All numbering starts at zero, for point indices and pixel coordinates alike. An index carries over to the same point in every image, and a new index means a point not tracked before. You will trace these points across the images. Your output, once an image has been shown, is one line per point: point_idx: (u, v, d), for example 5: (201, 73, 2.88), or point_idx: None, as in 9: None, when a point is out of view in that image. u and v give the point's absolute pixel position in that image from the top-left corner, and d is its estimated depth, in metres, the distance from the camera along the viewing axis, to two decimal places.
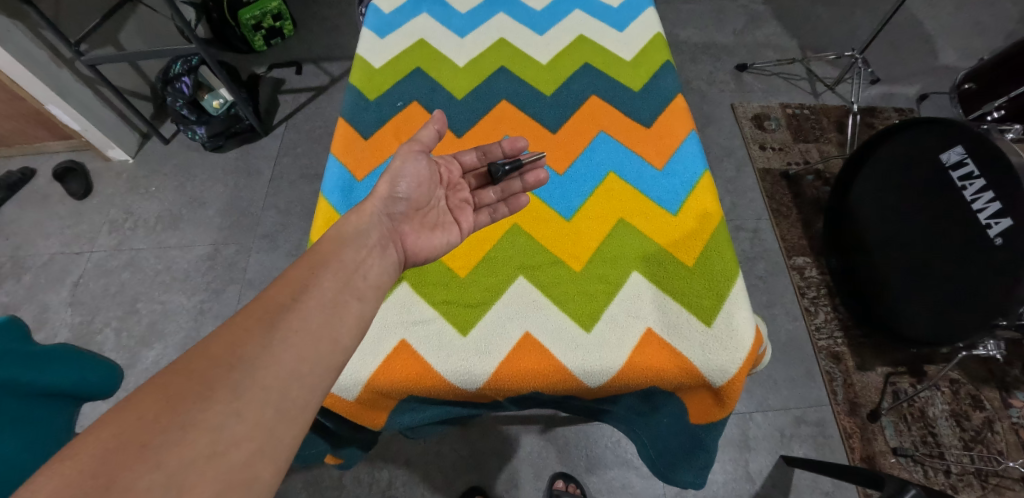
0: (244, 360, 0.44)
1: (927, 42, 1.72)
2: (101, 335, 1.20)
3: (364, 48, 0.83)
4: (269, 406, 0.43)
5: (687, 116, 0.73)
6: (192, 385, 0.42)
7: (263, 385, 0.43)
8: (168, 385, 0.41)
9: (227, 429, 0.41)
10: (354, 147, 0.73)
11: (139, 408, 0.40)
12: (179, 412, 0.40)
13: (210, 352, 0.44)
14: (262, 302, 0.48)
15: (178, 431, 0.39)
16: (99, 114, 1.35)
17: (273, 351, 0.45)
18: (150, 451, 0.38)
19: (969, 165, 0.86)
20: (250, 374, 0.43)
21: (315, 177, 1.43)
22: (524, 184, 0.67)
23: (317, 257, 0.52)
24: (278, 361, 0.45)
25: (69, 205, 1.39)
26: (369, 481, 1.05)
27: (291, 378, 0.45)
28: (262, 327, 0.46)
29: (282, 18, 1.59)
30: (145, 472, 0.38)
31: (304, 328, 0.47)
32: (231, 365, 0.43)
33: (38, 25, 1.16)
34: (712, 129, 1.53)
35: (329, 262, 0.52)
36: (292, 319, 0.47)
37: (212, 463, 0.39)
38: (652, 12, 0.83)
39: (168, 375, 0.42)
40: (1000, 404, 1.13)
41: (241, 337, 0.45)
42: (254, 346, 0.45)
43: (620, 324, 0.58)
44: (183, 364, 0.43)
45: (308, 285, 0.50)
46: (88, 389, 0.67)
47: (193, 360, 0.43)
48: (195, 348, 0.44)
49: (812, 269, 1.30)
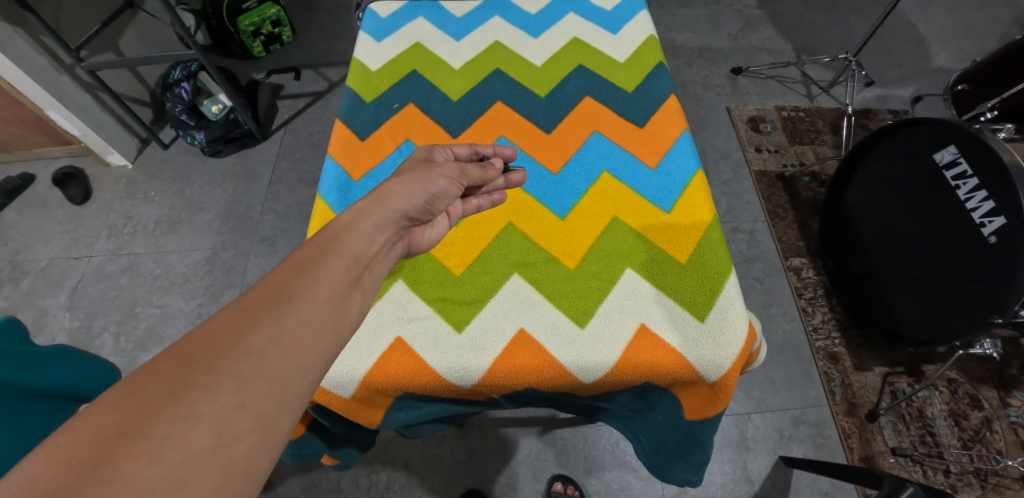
0: (249, 348, 0.38)
1: (920, 45, 1.73)
2: (100, 339, 1.20)
3: (360, 51, 0.84)
4: (273, 397, 0.37)
5: (680, 116, 0.74)
6: (195, 372, 0.36)
7: (270, 374, 0.37)
8: (171, 369, 0.36)
9: (230, 422, 0.35)
10: (351, 149, 0.74)
11: (139, 394, 0.35)
12: (181, 401, 0.35)
13: (213, 336, 0.38)
14: (269, 284, 0.42)
15: (180, 422, 0.34)
16: (98, 120, 1.36)
17: (281, 345, 0.39)
18: (150, 443, 0.33)
19: (962, 164, 0.86)
20: (258, 363, 0.37)
21: (314, 182, 1.44)
22: (506, 182, 0.65)
23: (324, 240, 0.46)
24: (287, 351, 0.39)
25: (68, 210, 1.39)
26: (367, 485, 1.05)
27: (297, 370, 0.39)
28: (266, 313, 0.40)
29: (281, 24, 1.61)
30: (145, 466, 0.33)
31: (313, 317, 0.41)
32: (237, 352, 0.37)
33: (38, 32, 1.17)
34: (708, 131, 1.54)
35: (337, 243, 0.46)
36: (299, 307, 0.41)
37: (215, 456, 0.34)
38: (645, 15, 0.84)
39: (171, 357, 0.36)
40: (999, 403, 1.13)
41: (247, 324, 0.39)
42: (259, 337, 0.38)
43: (614, 321, 0.59)
44: (189, 344, 0.37)
45: (313, 268, 0.44)
46: (82, 389, 0.68)
47: (198, 339, 0.37)
48: (198, 326, 0.38)
49: (808, 270, 1.30)
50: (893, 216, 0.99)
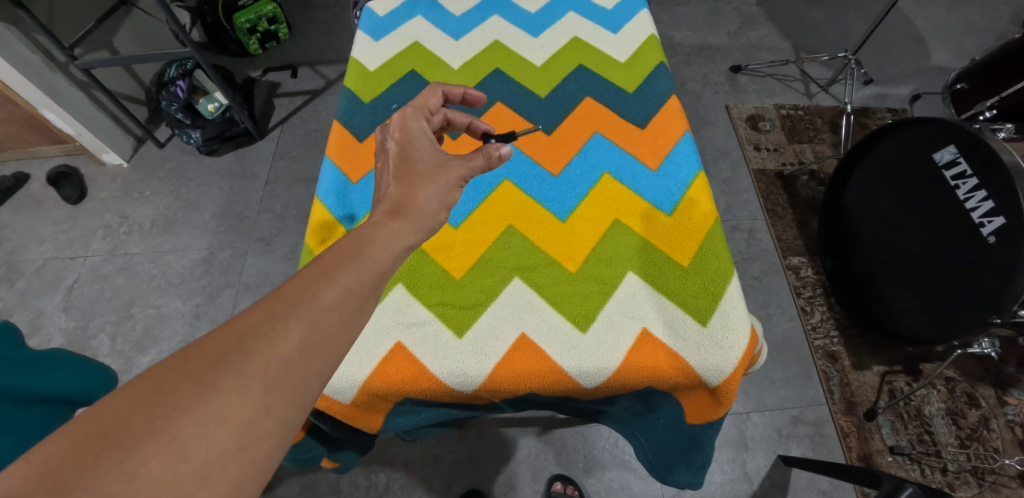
0: (277, 355, 0.37)
1: (919, 43, 1.73)
2: (96, 340, 1.19)
3: (358, 50, 0.83)
4: (294, 400, 0.37)
5: (681, 116, 0.73)
6: (226, 374, 0.35)
7: (294, 381, 0.37)
8: (203, 368, 0.35)
9: (254, 425, 0.35)
10: (348, 150, 0.73)
11: (169, 392, 0.34)
12: (209, 402, 0.34)
13: (243, 338, 0.36)
14: (298, 290, 0.40)
15: (207, 422, 0.33)
16: (94, 118, 1.35)
17: (307, 356, 0.38)
18: (177, 442, 0.33)
19: (961, 164, 0.86)
20: (286, 371, 0.37)
21: (311, 181, 1.43)
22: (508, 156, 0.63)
23: (349, 248, 0.45)
24: (311, 360, 0.38)
25: (63, 210, 1.38)
26: (366, 485, 1.05)
27: (317, 378, 0.38)
28: (293, 321, 0.38)
29: (277, 22, 1.60)
30: (170, 464, 0.32)
31: (338, 328, 0.40)
32: (267, 357, 0.36)
33: (32, 29, 1.16)
34: (707, 130, 1.53)
35: (364, 253, 0.45)
36: (329, 318, 0.40)
37: (237, 457, 0.34)
38: (646, 13, 0.84)
39: (202, 356, 0.35)
40: (996, 401, 1.13)
41: (277, 331, 0.37)
42: (288, 346, 0.37)
43: (616, 325, 0.58)
44: (222, 344, 0.36)
45: (336, 277, 0.42)
46: (79, 392, 0.68)
47: (229, 340, 0.36)
48: (230, 326, 0.37)
49: (807, 268, 1.30)
50: (891, 216, 0.99)
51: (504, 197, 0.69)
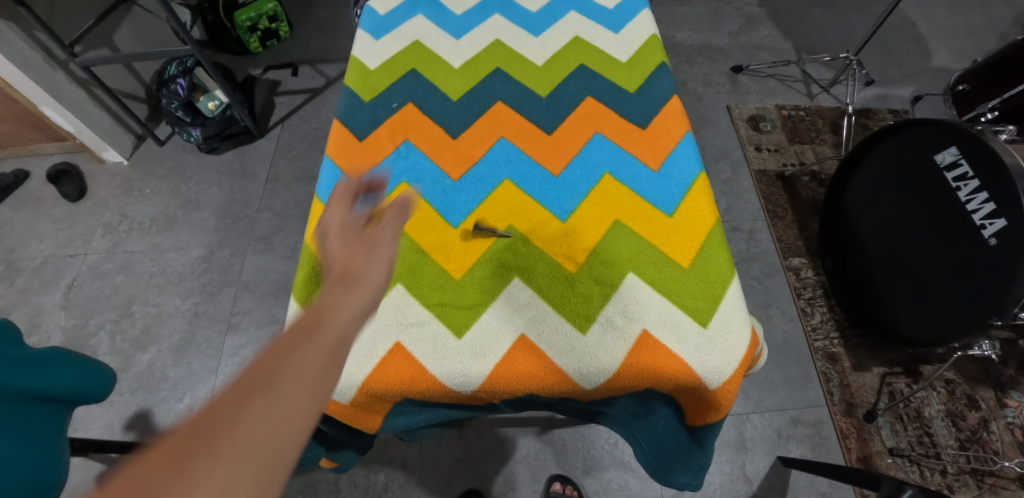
0: (239, 438, 0.32)
1: (921, 44, 1.73)
2: (95, 338, 1.19)
3: (359, 49, 0.82)
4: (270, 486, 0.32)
5: (682, 117, 0.73)
6: (184, 479, 0.30)
7: (264, 462, 0.32)
8: (156, 478, 0.29)
9: None
10: (348, 149, 0.72)
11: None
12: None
13: (196, 432, 0.31)
14: (254, 368, 0.35)
15: None
16: (94, 116, 1.35)
17: (278, 432, 0.33)
18: None
19: (963, 165, 0.85)
20: (252, 461, 0.32)
21: (312, 179, 1.42)
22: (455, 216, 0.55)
23: (301, 323, 0.39)
24: (280, 440, 0.33)
25: (63, 207, 1.38)
26: (365, 485, 1.05)
27: (289, 453, 0.33)
28: (280, 381, 0.34)
29: (278, 20, 1.60)
30: None
31: (307, 399, 0.35)
32: (229, 448, 0.31)
33: (32, 26, 1.15)
34: (708, 130, 1.53)
35: (320, 323, 0.39)
36: (293, 389, 0.35)
37: None
38: (647, 14, 0.84)
39: (152, 468, 0.30)
40: (995, 404, 1.13)
41: (235, 418, 0.32)
42: (253, 429, 0.32)
43: (616, 326, 0.58)
44: (174, 446, 0.31)
45: (296, 347, 0.37)
46: (82, 394, 0.67)
47: (181, 441, 0.31)
48: (181, 424, 0.32)
49: (807, 269, 1.30)
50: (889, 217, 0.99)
51: (504, 196, 0.68)
